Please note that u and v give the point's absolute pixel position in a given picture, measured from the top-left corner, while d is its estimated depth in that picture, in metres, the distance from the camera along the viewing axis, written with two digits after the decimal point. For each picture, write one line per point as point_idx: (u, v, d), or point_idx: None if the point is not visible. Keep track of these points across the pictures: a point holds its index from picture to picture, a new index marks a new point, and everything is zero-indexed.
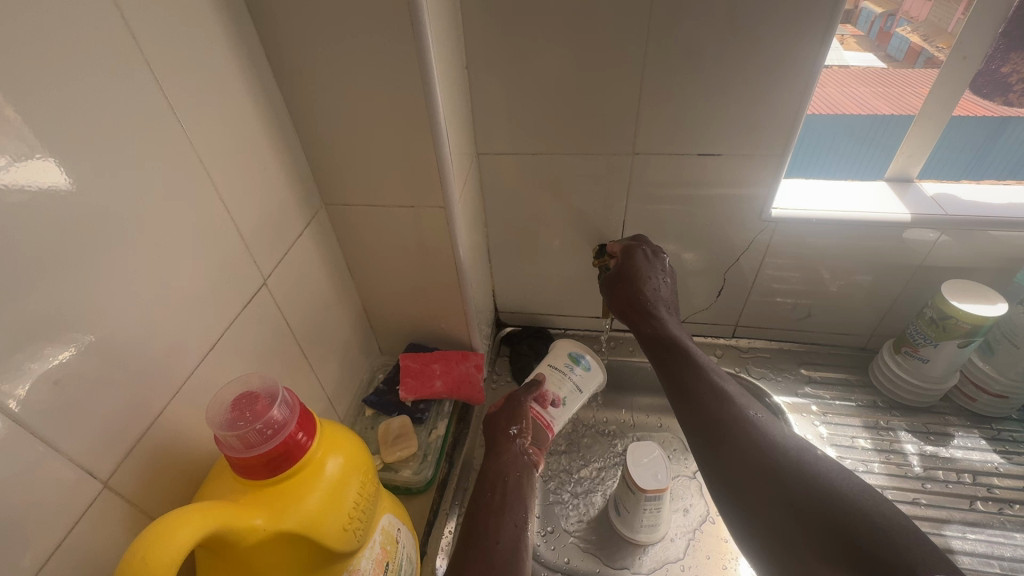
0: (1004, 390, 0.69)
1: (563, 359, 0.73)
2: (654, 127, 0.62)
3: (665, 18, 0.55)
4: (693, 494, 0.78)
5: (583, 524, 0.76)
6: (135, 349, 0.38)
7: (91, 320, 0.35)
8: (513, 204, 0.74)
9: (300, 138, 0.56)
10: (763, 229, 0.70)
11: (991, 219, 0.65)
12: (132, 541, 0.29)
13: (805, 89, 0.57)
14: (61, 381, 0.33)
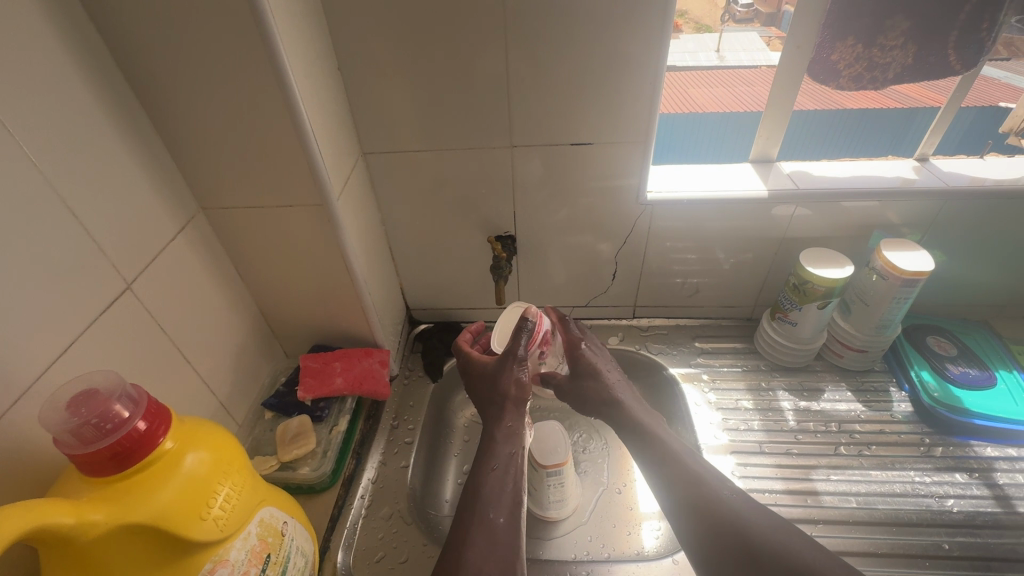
0: (863, 344, 0.77)
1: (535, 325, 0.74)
2: (525, 120, 0.66)
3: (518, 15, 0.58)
4: (601, 469, 0.83)
5: None
6: None
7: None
8: (406, 201, 0.76)
9: (167, 142, 0.56)
10: (642, 213, 0.75)
11: (836, 191, 0.72)
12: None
13: (655, 79, 0.62)
14: None
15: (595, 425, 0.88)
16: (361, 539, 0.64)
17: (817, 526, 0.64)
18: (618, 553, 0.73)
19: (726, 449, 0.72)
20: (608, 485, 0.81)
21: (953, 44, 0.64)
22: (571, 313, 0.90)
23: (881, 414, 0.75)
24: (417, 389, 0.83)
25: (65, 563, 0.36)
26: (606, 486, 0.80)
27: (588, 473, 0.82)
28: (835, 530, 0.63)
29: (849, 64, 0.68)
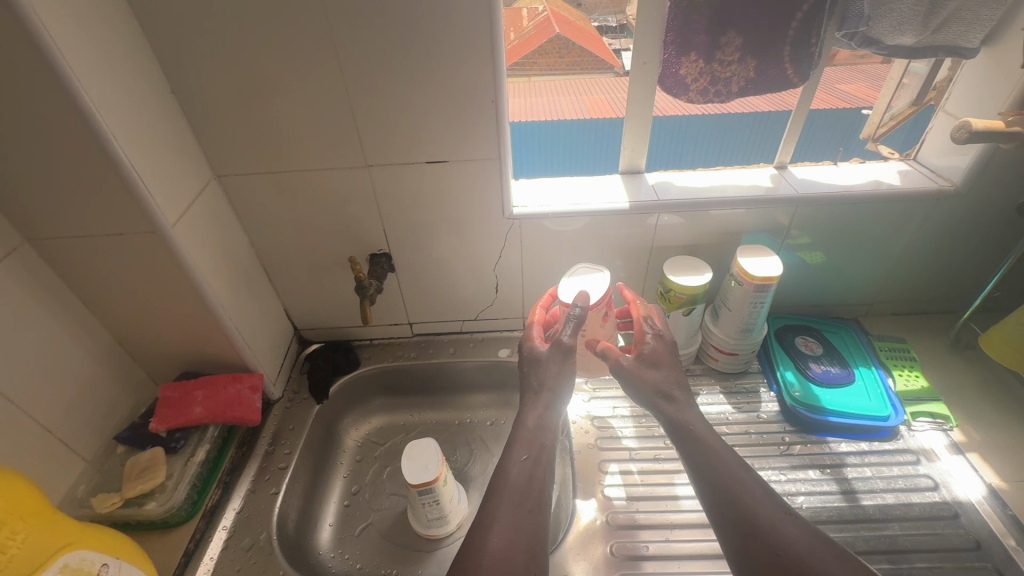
0: (734, 348, 0.79)
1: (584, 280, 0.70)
2: (377, 139, 0.66)
3: (237, 53, 0.58)
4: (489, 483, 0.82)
5: (378, 530, 0.77)
6: None
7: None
8: (272, 222, 0.74)
9: (12, 213, 0.56)
10: (511, 226, 0.76)
11: (548, 213, 0.74)
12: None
13: (477, 107, 0.63)
14: None
15: (486, 439, 0.88)
16: (151, 557, 0.60)
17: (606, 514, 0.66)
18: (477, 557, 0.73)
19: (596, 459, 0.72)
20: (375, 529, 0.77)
21: (692, 80, 0.70)
22: (463, 326, 0.91)
23: (749, 415, 0.77)
24: (299, 411, 0.82)
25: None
26: (375, 527, 0.77)
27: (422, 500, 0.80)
28: (629, 533, 0.64)
29: (695, 78, 0.70)
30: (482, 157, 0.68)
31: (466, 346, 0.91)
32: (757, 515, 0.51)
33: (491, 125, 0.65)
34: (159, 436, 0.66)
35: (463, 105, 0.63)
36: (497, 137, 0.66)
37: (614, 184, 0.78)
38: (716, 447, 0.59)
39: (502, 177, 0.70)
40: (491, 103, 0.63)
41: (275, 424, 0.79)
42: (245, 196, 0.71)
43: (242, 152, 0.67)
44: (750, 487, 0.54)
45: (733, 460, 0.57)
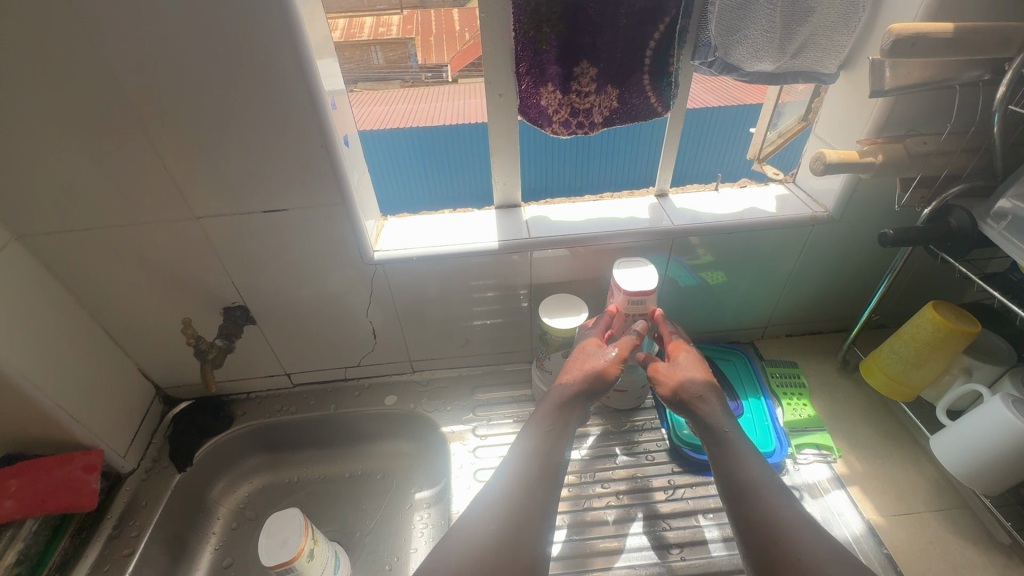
0: (622, 385, 0.76)
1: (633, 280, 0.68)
2: (199, 189, 0.59)
3: (5, 105, 0.51)
4: (378, 543, 0.76)
5: None
6: None
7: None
8: (99, 282, 0.66)
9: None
10: (375, 272, 0.70)
11: (411, 258, 0.69)
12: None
13: (305, 153, 0.58)
14: None
15: (378, 493, 0.82)
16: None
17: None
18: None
19: None
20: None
21: (554, 111, 0.65)
22: (347, 374, 0.85)
23: (637, 457, 0.73)
24: (156, 484, 0.74)
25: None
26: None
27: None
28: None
29: (556, 109, 0.65)
30: (326, 202, 0.62)
31: (351, 395, 0.84)
32: (790, 543, 0.46)
33: (325, 170, 0.60)
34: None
35: (288, 149, 0.57)
36: (335, 181, 0.60)
37: (488, 220, 0.74)
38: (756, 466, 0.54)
39: (353, 224, 0.65)
40: (321, 147, 0.58)
41: (126, 500, 0.71)
42: (62, 257, 0.63)
43: (45, 210, 0.59)
44: (787, 514, 0.49)
45: (775, 483, 0.52)
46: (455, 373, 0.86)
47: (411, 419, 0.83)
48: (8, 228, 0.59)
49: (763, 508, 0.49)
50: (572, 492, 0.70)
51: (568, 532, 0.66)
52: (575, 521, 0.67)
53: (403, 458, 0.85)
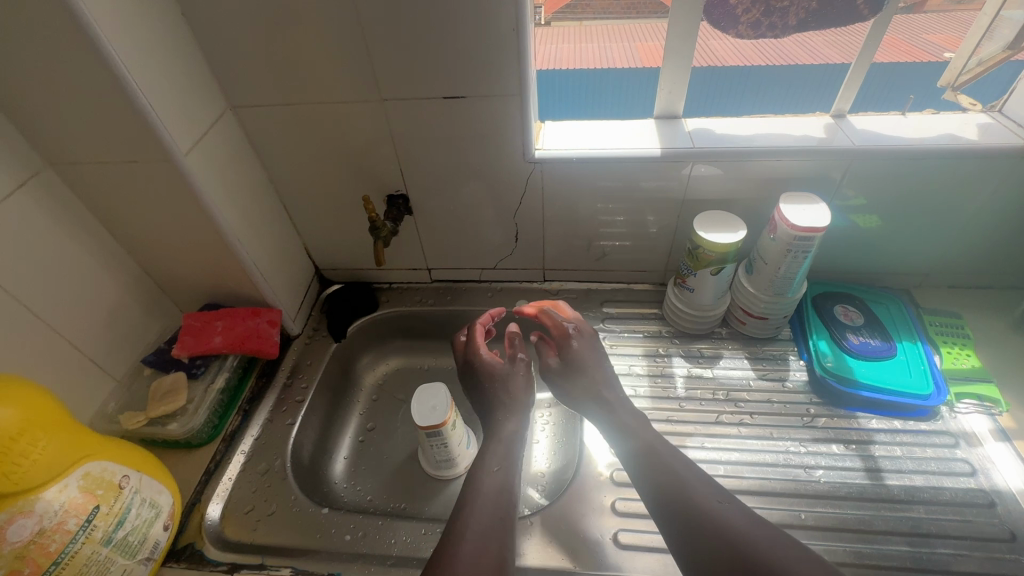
0: (763, 311, 0.74)
1: (803, 204, 0.65)
2: (393, 70, 0.62)
3: None
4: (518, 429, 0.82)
5: (391, 466, 0.79)
6: None
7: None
8: (288, 158, 0.73)
9: (22, 130, 0.55)
10: (533, 171, 0.72)
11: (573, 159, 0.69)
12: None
13: (496, 37, 0.59)
14: None
15: None
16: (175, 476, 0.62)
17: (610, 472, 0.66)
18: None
19: None
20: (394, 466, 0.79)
21: (743, 11, 0.61)
22: (482, 276, 0.89)
23: (773, 383, 0.72)
24: (317, 349, 0.83)
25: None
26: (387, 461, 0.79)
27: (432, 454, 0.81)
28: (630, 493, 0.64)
29: (746, 8, 0.61)
30: (503, 92, 0.64)
31: (483, 296, 0.89)
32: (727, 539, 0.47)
33: (510, 58, 0.60)
34: (182, 362, 0.69)
35: (481, 32, 0.58)
36: (518, 71, 0.61)
37: (648, 129, 0.72)
38: (693, 473, 0.55)
39: (524, 118, 0.66)
40: (512, 31, 0.58)
41: (294, 358, 0.81)
42: (264, 130, 0.70)
43: (258, 82, 0.64)
44: (721, 513, 0.49)
45: (710, 486, 0.53)
46: (584, 285, 0.88)
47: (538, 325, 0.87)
48: (225, 97, 0.66)
49: (688, 511, 0.50)
50: (703, 405, 0.70)
51: (700, 441, 0.67)
52: (707, 432, 0.67)
53: (526, 361, 0.90)
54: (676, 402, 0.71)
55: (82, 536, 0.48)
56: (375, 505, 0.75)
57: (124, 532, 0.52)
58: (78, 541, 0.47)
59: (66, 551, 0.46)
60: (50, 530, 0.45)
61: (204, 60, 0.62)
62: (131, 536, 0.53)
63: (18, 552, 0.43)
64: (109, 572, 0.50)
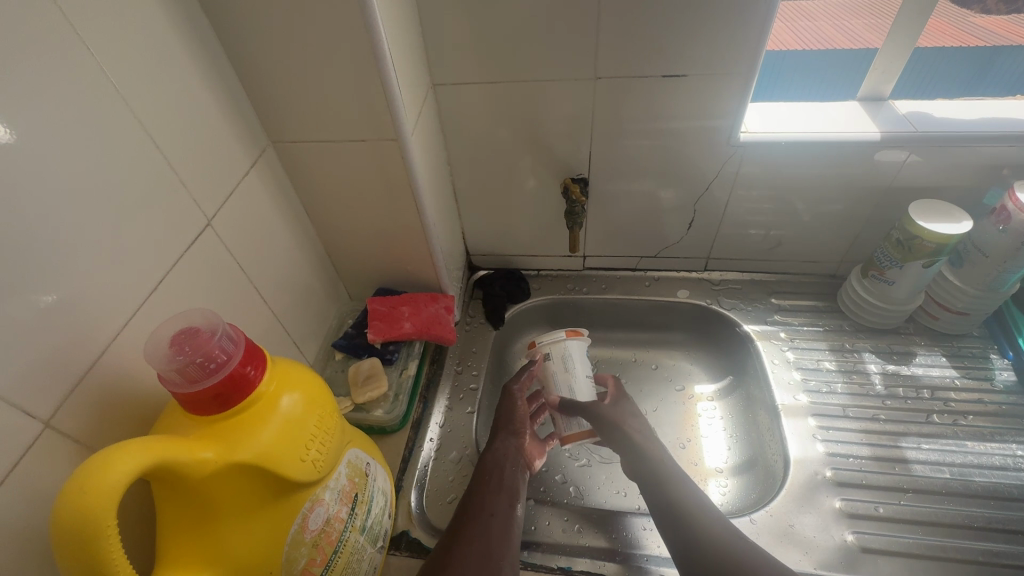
0: (966, 307, 0.70)
1: None
2: (613, 49, 0.60)
3: None
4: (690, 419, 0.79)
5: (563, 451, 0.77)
6: (67, 302, 0.36)
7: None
8: (475, 139, 0.71)
9: (256, 105, 0.55)
10: (731, 155, 0.69)
11: (781, 142, 0.66)
12: (66, 485, 0.29)
13: (741, 14, 0.55)
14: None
15: (663, 375, 0.85)
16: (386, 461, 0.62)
17: (828, 471, 0.62)
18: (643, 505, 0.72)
19: (805, 411, 0.68)
20: (565, 456, 0.77)
21: None
22: (638, 264, 0.87)
23: (980, 383, 0.69)
24: (479, 336, 0.81)
25: (128, 566, 0.31)
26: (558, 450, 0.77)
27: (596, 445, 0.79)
28: (854, 494, 0.60)
29: None
30: (725, 72, 0.60)
31: (641, 285, 0.87)
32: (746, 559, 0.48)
33: (748, 35, 0.57)
34: (374, 346, 0.68)
35: (726, 9, 0.55)
36: (751, 49, 0.58)
37: (856, 113, 0.68)
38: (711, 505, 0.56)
39: (742, 101, 0.62)
40: (760, 7, 0.55)
41: (460, 345, 0.80)
42: (459, 109, 0.68)
43: (467, 59, 0.63)
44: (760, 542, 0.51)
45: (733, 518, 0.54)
46: (748, 276, 0.85)
47: (701, 316, 0.84)
48: (428, 76, 0.64)
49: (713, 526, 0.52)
50: (907, 404, 0.68)
51: (914, 443, 0.64)
52: (919, 433, 0.65)
53: (683, 353, 0.87)
54: (878, 399, 0.69)
55: (349, 524, 0.47)
56: (553, 495, 0.73)
57: (371, 519, 0.51)
58: (348, 528, 0.46)
59: (342, 539, 0.45)
60: (333, 519, 0.44)
61: (419, 36, 0.61)
62: (375, 523, 0.52)
63: (315, 540, 0.42)
64: (364, 559, 0.50)
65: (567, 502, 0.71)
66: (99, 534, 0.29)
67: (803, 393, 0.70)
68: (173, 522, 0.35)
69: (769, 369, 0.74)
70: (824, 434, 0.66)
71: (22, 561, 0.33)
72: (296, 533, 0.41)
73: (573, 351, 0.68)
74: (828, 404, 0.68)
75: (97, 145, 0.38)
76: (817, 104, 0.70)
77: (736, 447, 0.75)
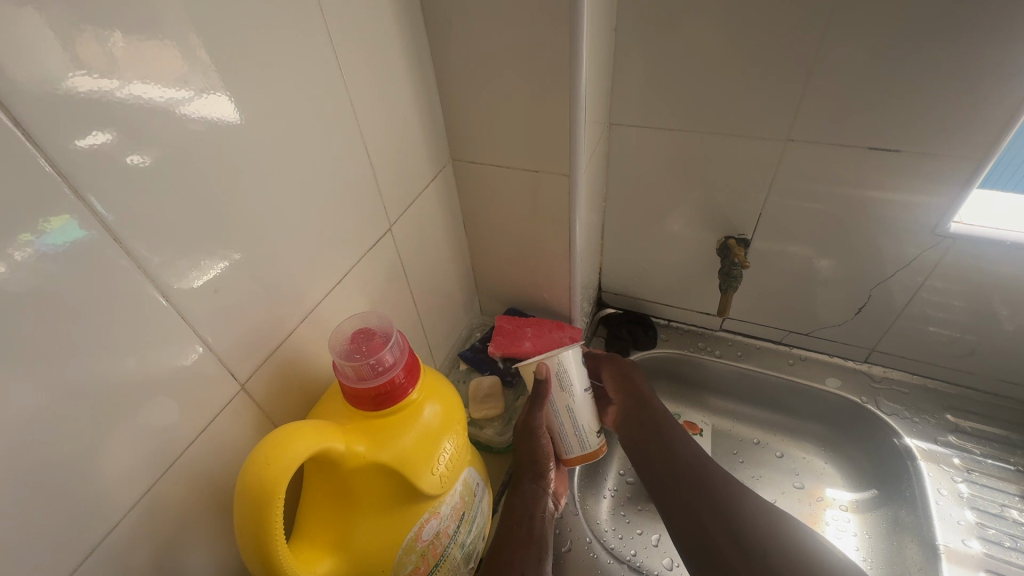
0: None
1: None
2: (814, 112, 0.55)
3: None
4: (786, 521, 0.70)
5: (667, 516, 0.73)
6: (280, 284, 0.42)
7: (236, 232, 0.37)
8: (636, 181, 0.70)
9: (446, 125, 0.59)
10: (935, 245, 0.60)
11: (1007, 242, 0.56)
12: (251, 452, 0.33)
13: (987, 91, 0.48)
14: (230, 296, 0.37)
15: (784, 466, 0.76)
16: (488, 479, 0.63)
17: None
18: None
19: (977, 563, 0.57)
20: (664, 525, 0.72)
21: None
22: (784, 338, 0.79)
23: None
24: None
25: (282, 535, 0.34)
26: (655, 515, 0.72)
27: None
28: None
29: None
30: (952, 153, 0.53)
31: (782, 362, 0.79)
32: None
33: (994, 117, 0.49)
34: (496, 365, 0.69)
35: (971, 84, 0.48)
36: (996, 132, 0.50)
37: None
38: None
39: (966, 186, 0.54)
40: (1023, 87, 0.47)
41: None
42: (628, 150, 0.67)
43: (650, 103, 0.62)
44: None
45: None
46: (920, 381, 0.73)
47: (852, 412, 0.74)
48: (606, 115, 0.65)
49: None
50: None
51: None
52: None
53: (817, 448, 0.77)
54: None
55: (453, 541, 0.48)
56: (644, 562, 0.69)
57: (470, 539, 0.52)
58: (450, 545, 0.47)
59: (444, 554, 0.46)
60: (442, 533, 0.45)
61: (609, 76, 0.61)
62: (471, 544, 0.52)
63: (424, 548, 0.44)
64: None
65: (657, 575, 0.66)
66: (270, 505, 0.32)
67: (978, 540, 0.59)
68: (316, 500, 0.39)
69: (933, 498, 0.63)
70: None
71: (201, 499, 0.38)
72: (410, 539, 0.42)
73: (573, 369, 0.58)
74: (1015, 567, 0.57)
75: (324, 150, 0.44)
76: None
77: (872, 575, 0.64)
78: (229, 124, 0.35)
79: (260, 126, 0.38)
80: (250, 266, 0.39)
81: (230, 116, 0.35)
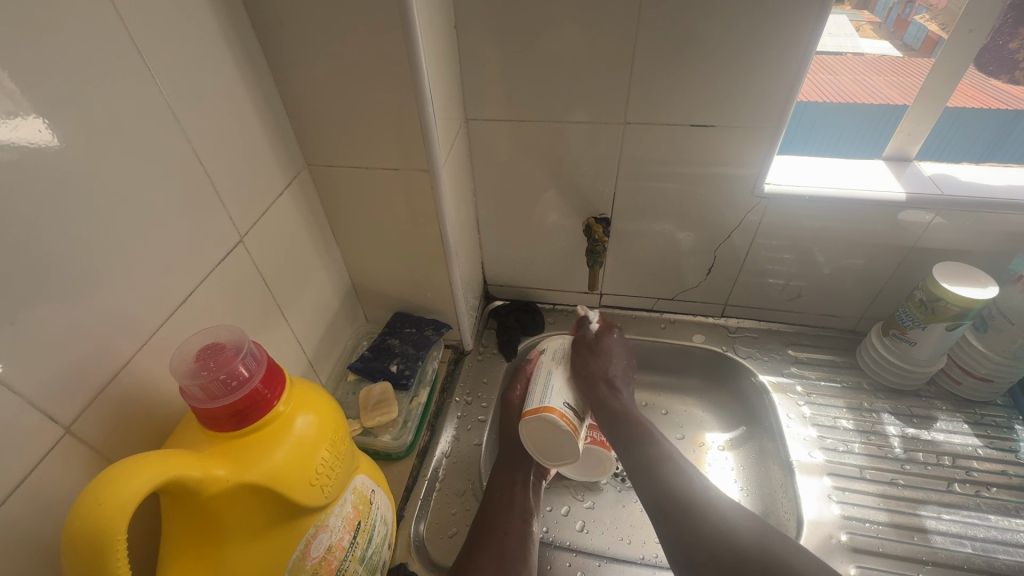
0: (989, 373, 0.69)
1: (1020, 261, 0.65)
2: (643, 96, 0.61)
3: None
4: None
5: (573, 486, 0.76)
6: (105, 310, 0.37)
7: (40, 260, 0.33)
8: (501, 174, 0.73)
9: (295, 129, 0.57)
10: (757, 204, 0.69)
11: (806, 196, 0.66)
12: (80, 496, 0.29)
13: (770, 69, 0.57)
14: (34, 330, 0.33)
15: (671, 420, 0.83)
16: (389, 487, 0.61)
17: (843, 535, 0.61)
18: (648, 555, 0.69)
19: (821, 470, 0.67)
20: (571, 496, 0.75)
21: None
22: (654, 305, 0.86)
23: (1004, 454, 0.67)
24: (491, 367, 0.81)
25: None
26: (561, 489, 0.75)
27: (602, 484, 0.76)
28: (870, 562, 0.59)
29: None
30: (754, 125, 0.62)
31: (656, 327, 0.86)
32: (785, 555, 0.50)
33: (778, 92, 0.59)
34: (390, 371, 0.68)
35: (757, 66, 0.57)
36: (781, 104, 0.59)
37: (879, 171, 0.69)
38: None
39: (769, 151, 0.63)
40: (796, 65, 0.56)
41: (472, 375, 0.79)
42: (488, 144, 0.70)
43: (501, 97, 0.65)
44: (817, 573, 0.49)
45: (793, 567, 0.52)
46: (765, 325, 0.84)
47: (717, 362, 0.83)
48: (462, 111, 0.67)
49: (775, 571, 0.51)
50: (928, 471, 0.66)
51: (935, 513, 0.62)
52: (940, 503, 0.63)
53: (695, 399, 0.85)
54: (896, 463, 0.67)
55: (350, 553, 0.46)
56: (557, 535, 0.71)
57: (372, 549, 0.50)
58: (347, 559, 0.45)
59: (341, 568, 0.45)
60: (335, 546, 0.44)
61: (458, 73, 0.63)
62: (375, 554, 0.51)
63: (315, 566, 0.42)
64: None
65: (570, 545, 0.69)
66: (108, 548, 0.29)
67: (820, 450, 0.69)
68: (178, 538, 0.35)
69: (784, 423, 0.72)
70: (840, 496, 0.64)
71: (24, 568, 0.33)
72: (297, 559, 0.40)
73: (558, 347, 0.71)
74: (847, 465, 0.67)
75: (147, 160, 0.40)
76: (842, 161, 0.71)
77: (748, 500, 0.72)
78: (32, 147, 0.32)
79: (60, 138, 0.33)
80: (63, 294, 0.34)
81: (37, 140, 0.32)
